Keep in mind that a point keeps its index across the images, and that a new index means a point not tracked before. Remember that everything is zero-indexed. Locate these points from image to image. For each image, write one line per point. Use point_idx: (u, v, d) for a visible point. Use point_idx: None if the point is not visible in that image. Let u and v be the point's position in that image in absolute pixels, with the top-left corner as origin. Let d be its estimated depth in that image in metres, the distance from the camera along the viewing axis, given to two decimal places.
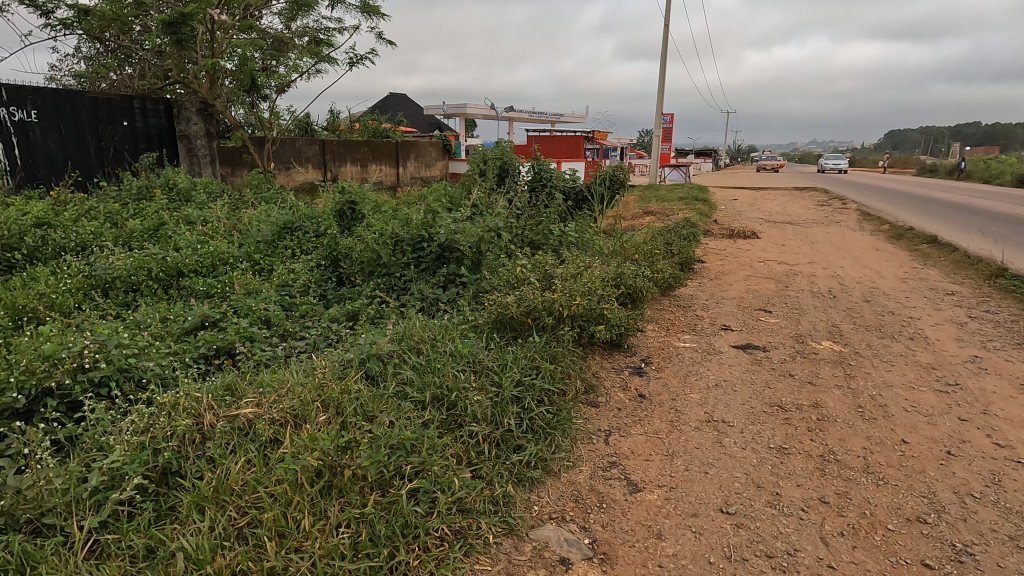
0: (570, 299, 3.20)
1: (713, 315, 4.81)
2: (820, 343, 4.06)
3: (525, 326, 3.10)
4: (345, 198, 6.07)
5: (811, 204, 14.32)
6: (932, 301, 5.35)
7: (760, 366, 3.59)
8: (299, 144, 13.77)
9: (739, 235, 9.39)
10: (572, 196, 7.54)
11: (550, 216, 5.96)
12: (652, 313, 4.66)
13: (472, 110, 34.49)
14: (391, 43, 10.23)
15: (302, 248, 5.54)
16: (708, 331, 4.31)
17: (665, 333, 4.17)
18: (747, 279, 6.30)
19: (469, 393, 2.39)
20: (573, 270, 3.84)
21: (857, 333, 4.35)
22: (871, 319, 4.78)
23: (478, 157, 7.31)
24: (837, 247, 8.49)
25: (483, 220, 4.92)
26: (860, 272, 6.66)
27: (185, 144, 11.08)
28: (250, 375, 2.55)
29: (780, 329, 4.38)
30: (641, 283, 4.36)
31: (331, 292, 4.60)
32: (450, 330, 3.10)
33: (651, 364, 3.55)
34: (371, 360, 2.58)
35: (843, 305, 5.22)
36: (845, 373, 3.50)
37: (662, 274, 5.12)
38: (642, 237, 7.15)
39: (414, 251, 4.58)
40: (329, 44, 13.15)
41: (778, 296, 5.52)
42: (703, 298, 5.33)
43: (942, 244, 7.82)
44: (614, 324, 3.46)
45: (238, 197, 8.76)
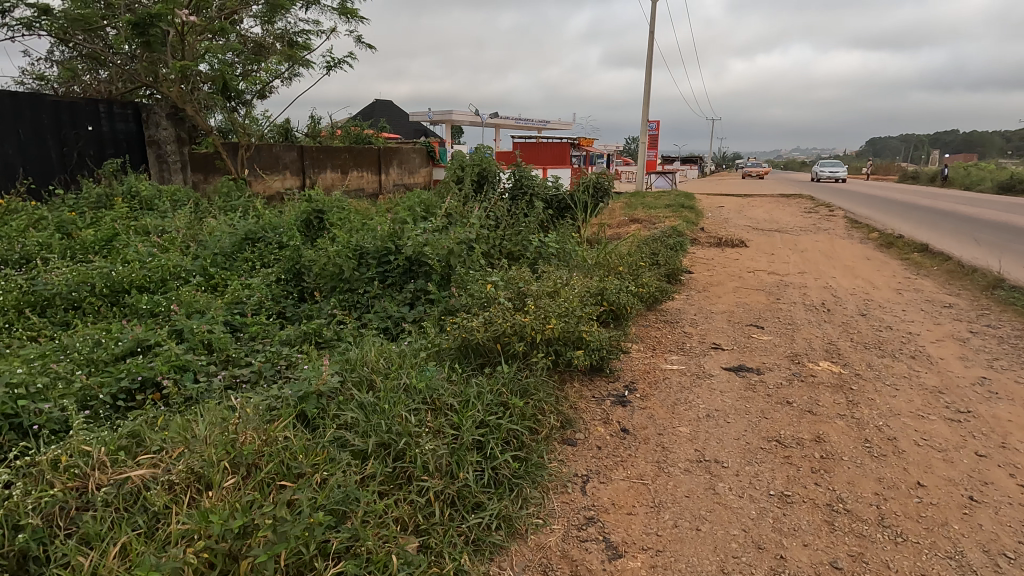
0: (545, 321, 2.86)
1: (703, 331, 4.50)
2: (818, 364, 3.76)
3: (493, 353, 2.75)
4: (312, 207, 5.70)
5: (798, 211, 14.17)
6: (930, 315, 5.10)
7: (754, 392, 3.27)
8: (276, 151, 13.35)
9: (726, 243, 9.15)
10: (555, 204, 7.23)
11: (530, 227, 5.64)
12: (637, 330, 4.34)
13: (457, 117, 34.24)
14: (370, 46, 9.93)
15: (263, 261, 5.15)
16: (697, 350, 4.00)
17: (650, 354, 3.85)
18: (737, 292, 6.01)
19: (420, 441, 2.03)
20: (550, 287, 3.51)
21: (855, 351, 4.06)
22: (868, 335, 4.50)
23: (456, 164, 6.98)
24: (827, 256, 8.26)
25: (455, 231, 4.58)
26: (852, 283, 6.42)
27: (155, 149, 10.66)
28: (166, 417, 2.18)
29: (773, 347, 4.08)
30: (625, 299, 4.04)
31: (289, 311, 4.22)
32: (408, 358, 2.75)
33: (635, 391, 3.21)
34: (309, 399, 2.22)
35: (838, 319, 4.94)
36: (847, 400, 3.20)
37: (648, 288, 4.82)
38: (628, 246, 6.86)
39: (380, 265, 4.23)
40: (306, 47, 12.80)
41: (770, 310, 5.24)
42: (691, 313, 5.03)
43: (934, 253, 7.62)
44: (594, 348, 3.13)
45: (205, 206, 8.33)
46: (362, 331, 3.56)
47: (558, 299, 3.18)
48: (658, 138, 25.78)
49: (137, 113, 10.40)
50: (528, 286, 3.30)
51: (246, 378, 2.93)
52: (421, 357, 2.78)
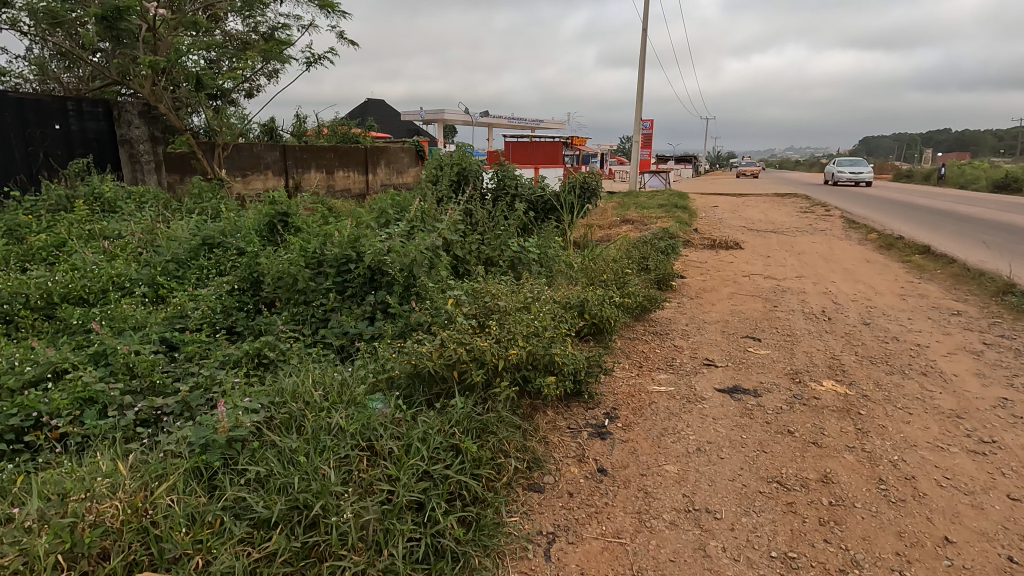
0: (511, 344, 2.48)
1: (694, 345, 4.13)
2: (820, 383, 3.38)
3: (449, 383, 2.37)
4: (276, 210, 5.29)
5: (793, 211, 13.84)
6: (938, 323, 4.75)
7: (751, 420, 2.89)
8: (257, 150, 12.90)
9: (721, 246, 8.79)
10: (540, 205, 6.86)
11: (508, 232, 5.25)
12: (623, 345, 3.95)
13: (450, 116, 33.84)
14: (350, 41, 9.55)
15: (219, 268, 4.75)
16: (689, 368, 3.61)
17: (636, 373, 3.47)
18: (731, 298, 5.66)
19: (343, 502, 1.67)
20: (524, 302, 3.10)
21: (861, 367, 3.70)
22: (873, 347, 4.15)
23: (434, 163, 6.57)
24: (825, 258, 7.91)
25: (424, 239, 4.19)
26: (853, 288, 6.08)
27: (128, 149, 10.10)
28: (37, 470, 1.81)
29: (771, 364, 3.71)
30: (607, 312, 3.66)
31: (239, 325, 3.83)
32: (350, 391, 2.36)
33: (617, 420, 2.83)
34: (214, 448, 1.85)
35: (839, 329, 4.58)
36: (856, 428, 2.82)
37: (636, 297, 4.43)
38: (616, 251, 6.49)
39: (339, 275, 3.82)
40: (287, 43, 12.39)
41: (767, 319, 4.88)
42: (682, 324, 4.66)
43: (937, 255, 7.29)
44: (569, 372, 2.74)
45: (174, 208, 7.91)
46: (312, 353, 3.16)
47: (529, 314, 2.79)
48: (652, 137, 25.39)
49: (108, 111, 9.85)
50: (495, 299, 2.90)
51: (168, 411, 2.54)
52: (366, 388, 2.40)
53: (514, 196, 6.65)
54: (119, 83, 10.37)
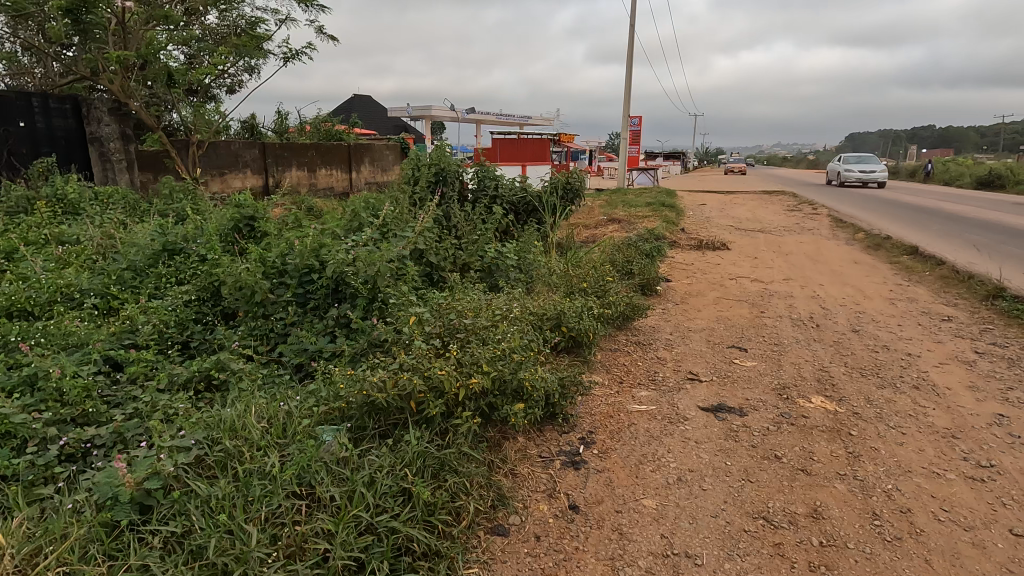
0: (473, 369, 2.26)
1: (678, 356, 3.94)
2: (809, 400, 3.21)
3: (405, 414, 2.15)
4: (242, 214, 5.03)
5: (780, 210, 13.75)
6: (928, 330, 4.61)
7: (736, 443, 2.70)
8: (235, 148, 12.55)
9: (708, 246, 8.63)
10: (522, 207, 6.64)
11: (485, 236, 5.04)
12: (603, 358, 3.74)
13: (437, 112, 33.49)
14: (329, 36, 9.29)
15: (177, 276, 4.49)
16: (671, 384, 3.43)
17: (615, 390, 3.27)
18: (716, 303, 5.50)
19: (266, 568, 1.48)
20: (494, 317, 2.89)
21: (851, 381, 3.53)
22: (863, 357, 3.99)
23: (411, 163, 6.33)
24: (813, 259, 7.78)
25: (393, 247, 3.95)
26: (841, 292, 5.93)
27: (97, 147, 9.74)
28: None
29: (758, 378, 3.53)
30: (585, 324, 3.45)
31: (194, 340, 3.59)
32: (296, 423, 2.15)
33: (593, 445, 2.63)
34: (126, 502, 1.65)
35: (828, 337, 4.42)
36: (847, 451, 2.64)
37: (618, 305, 4.24)
38: (600, 254, 6.31)
39: (301, 287, 3.59)
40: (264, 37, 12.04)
41: (754, 326, 4.72)
42: (665, 332, 4.48)
43: (925, 256, 7.19)
44: (541, 396, 2.54)
45: (143, 209, 7.59)
46: (266, 374, 2.94)
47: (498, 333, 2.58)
48: (640, 134, 25.26)
49: (76, 108, 9.46)
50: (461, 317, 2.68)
51: (98, 443, 2.31)
52: (314, 419, 2.20)
53: (494, 197, 6.43)
54: (87, 78, 9.98)
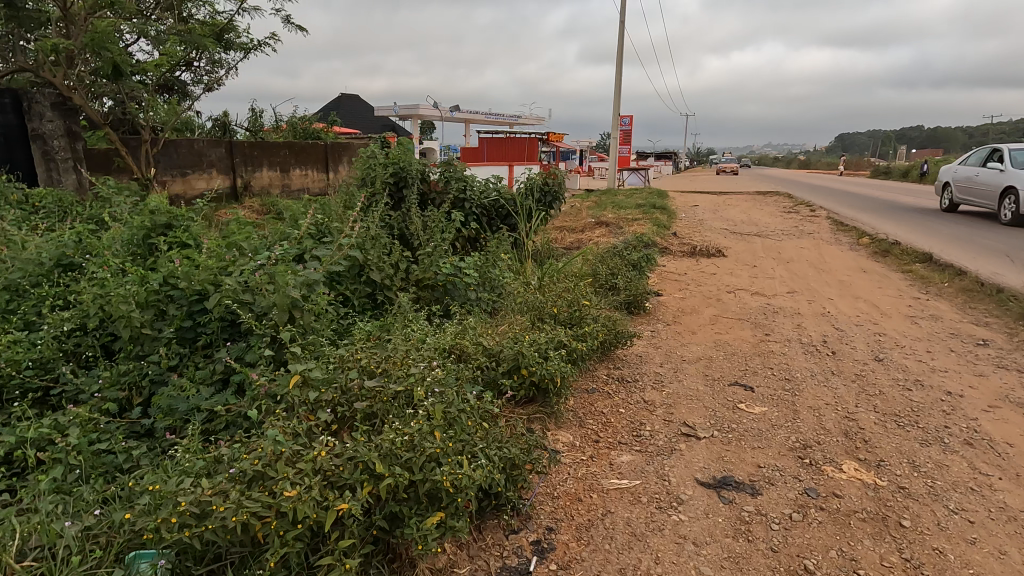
0: (357, 478, 1.49)
1: (669, 399, 3.19)
2: (839, 468, 2.48)
3: (246, 552, 1.40)
4: (154, 222, 4.21)
5: (776, 211, 13.11)
6: (964, 359, 3.90)
7: (751, 547, 1.97)
8: (198, 146, 11.71)
9: (701, 253, 7.93)
10: (494, 211, 5.89)
11: (442, 248, 4.28)
12: (575, 406, 3.00)
13: (423, 112, 32.64)
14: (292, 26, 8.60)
15: (59, 297, 3.64)
16: (660, 443, 2.68)
17: (590, 457, 2.51)
18: (713, 324, 4.76)
19: None
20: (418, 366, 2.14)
21: (887, 435, 2.80)
22: (896, 398, 3.26)
23: (365, 162, 5.56)
24: (816, 268, 7.08)
25: (315, 268, 3.15)
26: (854, 308, 5.23)
27: (39, 145, 8.76)
28: None
29: (769, 433, 2.79)
30: (551, 368, 2.70)
31: (53, 385, 2.79)
32: (80, 559, 1.41)
33: (550, 556, 1.87)
34: None
35: (848, 370, 3.70)
36: (904, 559, 1.92)
37: (597, 331, 3.51)
38: (581, 266, 5.59)
39: (190, 319, 2.79)
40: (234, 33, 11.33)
41: (759, 356, 3.98)
42: (653, 364, 3.75)
43: (941, 265, 6.54)
44: (474, 494, 1.78)
45: (69, 212, 6.72)
46: (113, 446, 2.16)
47: (413, 401, 1.83)
48: (631, 134, 24.65)
49: (15, 102, 8.57)
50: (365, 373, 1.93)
51: None
52: (116, 550, 1.46)
53: (462, 199, 5.67)
54: (27, 73, 9.04)
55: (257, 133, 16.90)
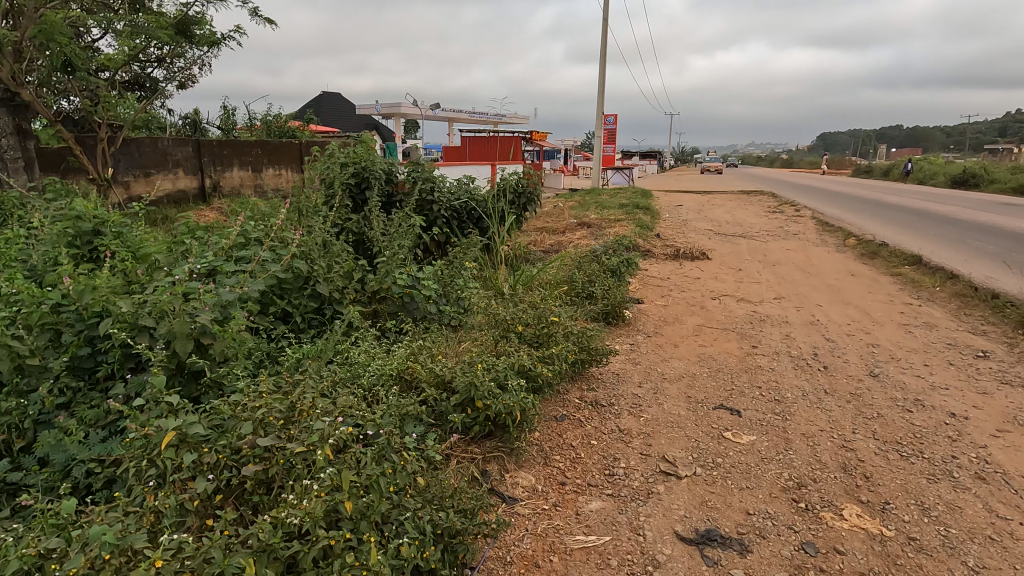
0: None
1: (647, 427, 2.85)
2: (838, 514, 2.15)
3: None
4: (77, 228, 3.71)
5: (760, 211, 12.91)
6: (964, 374, 3.62)
7: None
8: (163, 146, 11.16)
9: (685, 255, 7.63)
10: (465, 215, 5.52)
11: (401, 256, 3.91)
12: (540, 439, 2.65)
13: (405, 112, 32.15)
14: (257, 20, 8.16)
15: None
16: (635, 485, 2.33)
17: (552, 507, 2.16)
18: (697, 335, 4.44)
19: None
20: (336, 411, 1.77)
21: (890, 469, 2.49)
22: (897, 423, 2.95)
23: (322, 162, 5.15)
24: (804, 271, 6.82)
25: (243, 287, 2.73)
26: (845, 316, 4.95)
27: None
28: None
29: (759, 469, 2.46)
30: (508, 402, 2.33)
31: None
32: None
33: None
34: None
35: (842, 388, 3.39)
36: None
37: (568, 351, 3.16)
38: (557, 273, 5.25)
39: (89, 345, 2.38)
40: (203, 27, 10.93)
41: (746, 372, 3.65)
42: (631, 384, 3.41)
43: (932, 267, 6.30)
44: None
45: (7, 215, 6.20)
46: None
47: (315, 468, 1.45)
48: (614, 133, 24.43)
49: None
50: (260, 427, 1.56)
51: None
52: None
53: (429, 202, 5.30)
54: None
55: (230, 131, 16.34)
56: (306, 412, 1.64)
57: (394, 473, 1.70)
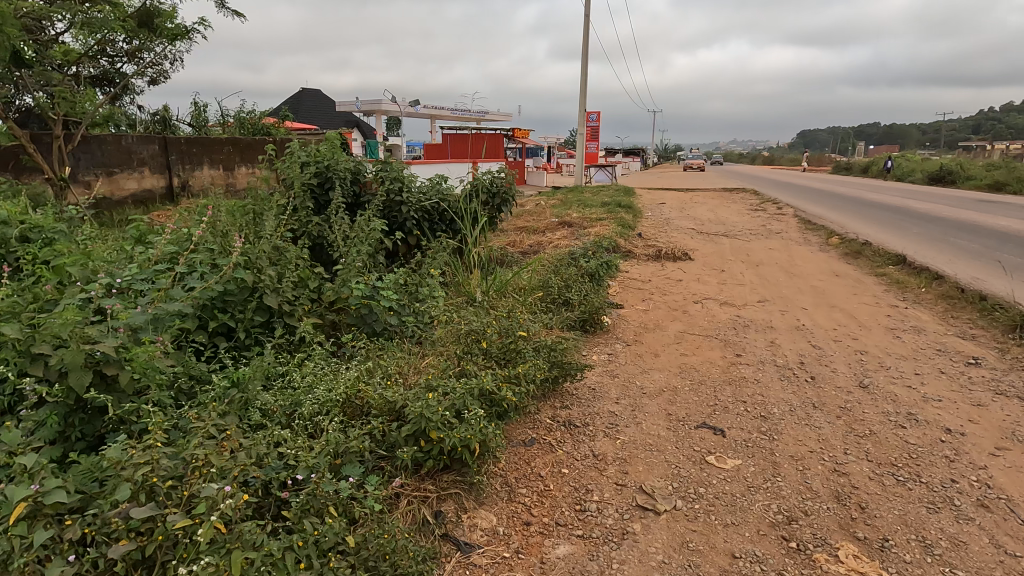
0: None
1: (623, 451, 2.61)
2: (832, 557, 1.93)
3: None
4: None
5: (743, 209, 12.80)
6: (957, 383, 3.45)
7: None
8: (127, 143, 10.63)
9: (667, 256, 7.44)
10: (436, 216, 5.25)
11: (361, 262, 3.63)
12: (506, 468, 2.40)
13: (385, 109, 31.66)
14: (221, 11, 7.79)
15: None
16: (609, 524, 2.09)
17: (512, 555, 1.91)
18: (678, 343, 4.21)
19: None
20: (243, 469, 1.65)
21: (887, 498, 2.27)
22: (890, 441, 2.75)
23: (282, 162, 4.84)
24: (788, 272, 6.66)
25: (167, 309, 2.45)
26: (831, 320, 4.78)
27: None
28: None
29: (745, 502, 2.22)
30: (463, 434, 2.06)
31: None
32: None
33: None
34: None
35: (831, 402, 3.18)
36: None
37: (540, 366, 2.91)
38: (532, 277, 5.00)
39: None
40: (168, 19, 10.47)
41: (730, 385, 3.43)
42: (608, 400, 3.17)
43: (916, 267, 6.18)
44: None
45: None
46: None
47: (191, 556, 1.35)
48: (597, 131, 24.26)
49: None
50: (141, 491, 1.45)
51: None
52: None
53: (398, 203, 5.01)
54: None
55: (201, 128, 15.84)
56: (202, 470, 1.55)
57: (303, 546, 1.51)
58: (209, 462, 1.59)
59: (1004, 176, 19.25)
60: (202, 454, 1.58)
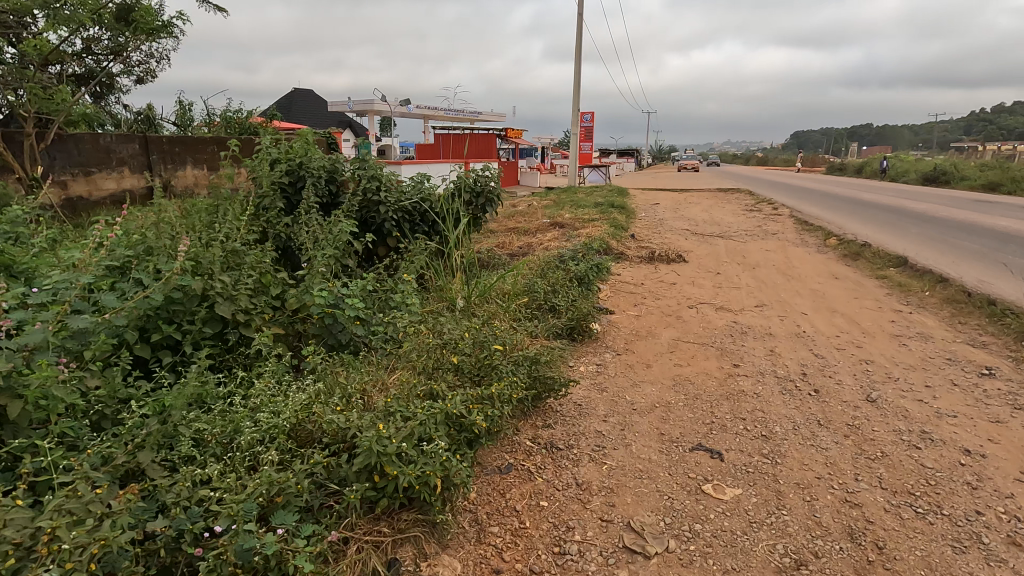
0: None
1: (610, 480, 2.34)
2: None
3: None
4: None
5: (738, 210, 12.56)
6: (971, 396, 3.20)
7: None
8: (105, 142, 10.19)
9: (660, 257, 7.19)
10: (416, 217, 4.97)
11: (328, 267, 3.34)
12: (477, 502, 2.13)
13: (377, 109, 31.35)
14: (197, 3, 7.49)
15: None
16: (591, 571, 1.82)
17: None
18: (672, 352, 3.95)
19: None
20: (102, 545, 1.34)
21: (907, 536, 2.01)
22: (905, 465, 2.49)
23: (251, 159, 4.55)
24: (785, 275, 6.42)
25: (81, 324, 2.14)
26: (832, 326, 4.54)
27: None
28: None
29: (747, 542, 1.96)
30: (420, 472, 1.75)
31: None
32: None
33: None
34: None
35: (837, 418, 2.93)
36: None
37: (518, 384, 2.64)
38: (517, 281, 4.73)
39: None
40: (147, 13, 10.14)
41: (728, 400, 3.16)
42: (594, 419, 2.90)
43: (919, 270, 5.95)
44: None
45: None
46: None
47: None
48: (591, 131, 24.04)
49: None
50: None
51: None
52: None
53: (375, 203, 4.72)
54: None
55: (186, 127, 15.47)
56: (48, 547, 1.26)
57: None
58: (55, 537, 1.29)
59: (998, 176, 19.15)
60: (45, 528, 1.28)
